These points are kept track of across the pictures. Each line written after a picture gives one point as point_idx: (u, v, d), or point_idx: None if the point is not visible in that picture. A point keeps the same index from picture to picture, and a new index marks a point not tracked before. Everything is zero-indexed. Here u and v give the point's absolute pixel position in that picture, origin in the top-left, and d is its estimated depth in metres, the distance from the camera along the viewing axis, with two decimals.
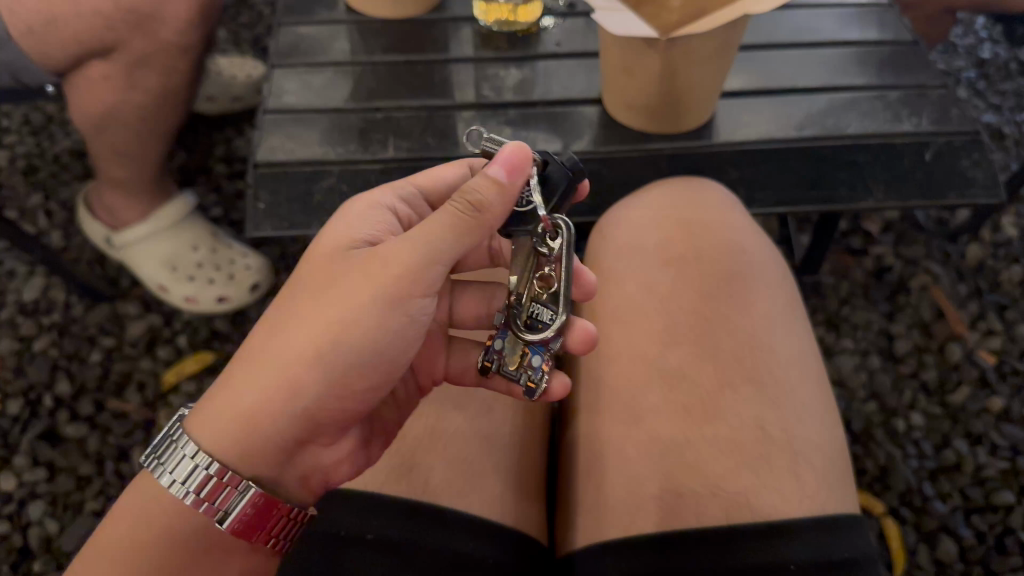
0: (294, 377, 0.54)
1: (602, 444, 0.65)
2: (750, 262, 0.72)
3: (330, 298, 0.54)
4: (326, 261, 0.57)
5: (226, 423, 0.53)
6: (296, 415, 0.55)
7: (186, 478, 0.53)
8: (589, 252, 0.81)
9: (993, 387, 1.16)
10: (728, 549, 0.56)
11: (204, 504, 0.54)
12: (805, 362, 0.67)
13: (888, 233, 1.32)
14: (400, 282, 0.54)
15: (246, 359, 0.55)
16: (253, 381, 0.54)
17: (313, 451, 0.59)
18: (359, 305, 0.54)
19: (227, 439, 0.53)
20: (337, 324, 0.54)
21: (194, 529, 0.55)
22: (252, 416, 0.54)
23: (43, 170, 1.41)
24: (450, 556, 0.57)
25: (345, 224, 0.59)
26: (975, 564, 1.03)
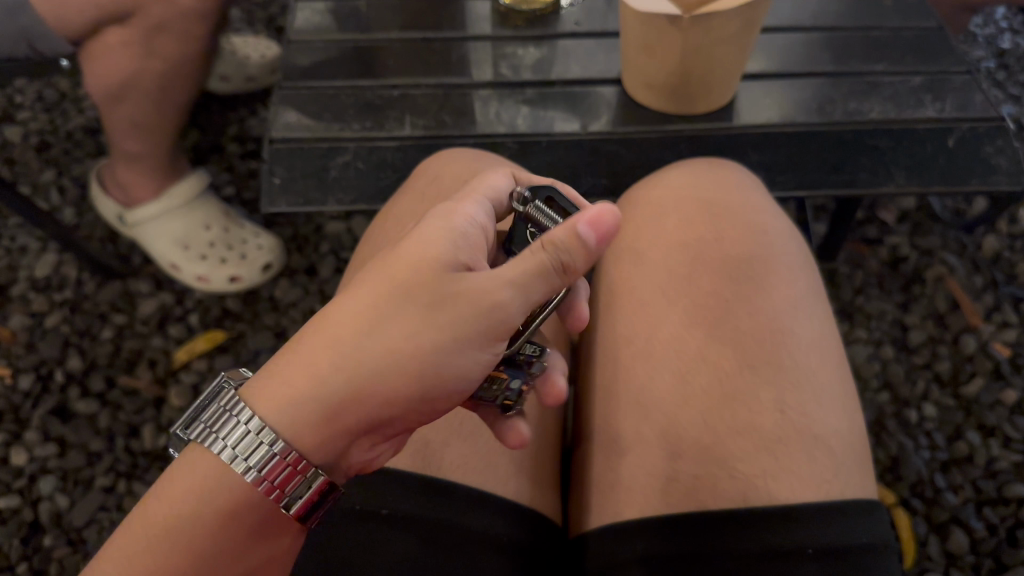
0: (367, 399, 0.46)
1: (619, 425, 0.65)
2: (772, 245, 0.72)
3: (404, 314, 0.46)
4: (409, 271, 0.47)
5: (283, 415, 0.45)
6: (353, 415, 0.46)
7: (246, 452, 0.45)
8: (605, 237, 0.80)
9: (1007, 379, 1.16)
10: (743, 530, 0.56)
11: (265, 484, 0.45)
12: (825, 346, 0.66)
13: (904, 223, 1.31)
14: (487, 319, 0.46)
15: (321, 339, 0.46)
16: (309, 377, 0.46)
17: (360, 446, 0.49)
18: (441, 344, 0.47)
19: (303, 438, 0.46)
20: (415, 361, 0.46)
21: (253, 515, 0.46)
22: (313, 421, 0.46)
23: (55, 147, 1.41)
24: (462, 533, 0.58)
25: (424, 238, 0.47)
26: (986, 557, 1.02)
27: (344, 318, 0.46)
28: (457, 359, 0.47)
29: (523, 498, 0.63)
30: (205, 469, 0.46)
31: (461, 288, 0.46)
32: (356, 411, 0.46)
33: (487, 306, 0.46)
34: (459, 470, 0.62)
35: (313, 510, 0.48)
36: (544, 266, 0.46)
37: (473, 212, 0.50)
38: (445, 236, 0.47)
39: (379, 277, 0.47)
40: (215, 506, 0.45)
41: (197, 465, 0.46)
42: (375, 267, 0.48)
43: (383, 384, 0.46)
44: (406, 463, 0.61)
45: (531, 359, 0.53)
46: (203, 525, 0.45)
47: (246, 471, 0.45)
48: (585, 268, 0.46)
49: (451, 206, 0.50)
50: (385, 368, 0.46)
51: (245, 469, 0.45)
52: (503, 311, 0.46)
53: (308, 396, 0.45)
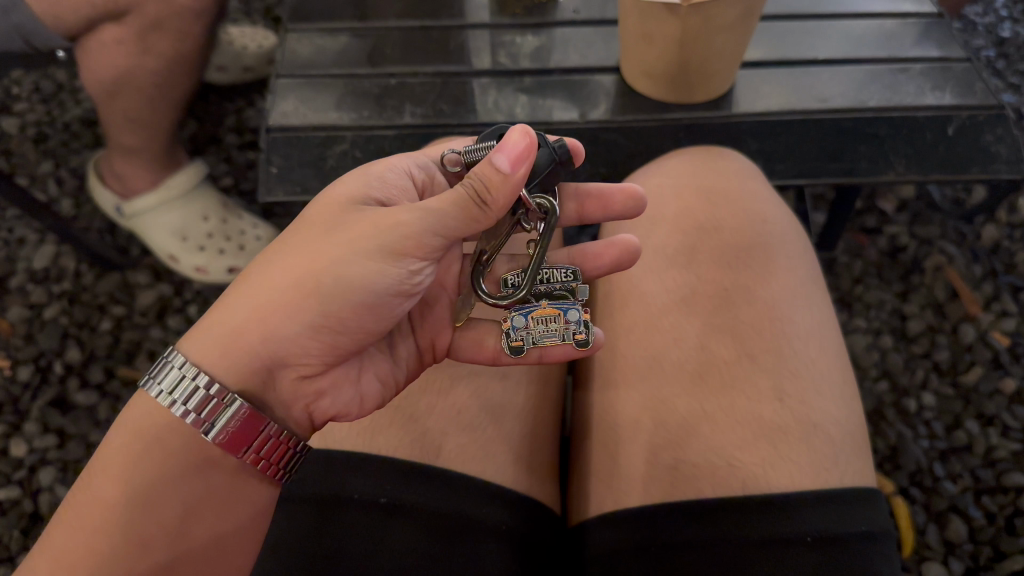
0: (273, 315, 0.53)
1: (618, 417, 0.65)
2: (773, 232, 0.71)
3: (308, 239, 0.54)
4: (331, 207, 0.56)
5: (204, 334, 0.53)
6: (270, 326, 0.53)
7: (171, 386, 0.52)
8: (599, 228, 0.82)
9: (1006, 368, 1.15)
10: (746, 519, 0.55)
11: (193, 419, 0.52)
12: (825, 334, 0.66)
13: (903, 212, 1.31)
14: (386, 233, 0.53)
15: (254, 273, 0.55)
16: (232, 300, 0.54)
17: (294, 376, 0.56)
18: (338, 257, 0.53)
19: (207, 350, 0.53)
20: (316, 276, 0.53)
21: (189, 451, 0.53)
22: (225, 339, 0.53)
23: (53, 138, 1.40)
24: (462, 521, 0.58)
25: (346, 185, 0.57)
26: (984, 546, 1.02)
27: (272, 250, 0.55)
28: (354, 268, 0.53)
29: (523, 486, 0.63)
30: (146, 412, 0.53)
31: (371, 215, 0.54)
32: (269, 328, 0.53)
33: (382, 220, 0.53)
34: (459, 459, 0.62)
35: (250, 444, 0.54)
36: (461, 197, 0.53)
37: (396, 161, 0.61)
38: (371, 181, 0.58)
39: (303, 219, 0.56)
40: (155, 442, 0.52)
41: (138, 408, 0.53)
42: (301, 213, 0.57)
43: (301, 302, 0.53)
44: (404, 451, 0.61)
45: (572, 287, 0.61)
46: (145, 461, 0.52)
47: (176, 405, 0.52)
48: (504, 200, 0.53)
49: (382, 159, 0.61)
50: (290, 285, 0.53)
51: (176, 403, 0.52)
52: (410, 226, 0.53)
53: (243, 319, 0.53)
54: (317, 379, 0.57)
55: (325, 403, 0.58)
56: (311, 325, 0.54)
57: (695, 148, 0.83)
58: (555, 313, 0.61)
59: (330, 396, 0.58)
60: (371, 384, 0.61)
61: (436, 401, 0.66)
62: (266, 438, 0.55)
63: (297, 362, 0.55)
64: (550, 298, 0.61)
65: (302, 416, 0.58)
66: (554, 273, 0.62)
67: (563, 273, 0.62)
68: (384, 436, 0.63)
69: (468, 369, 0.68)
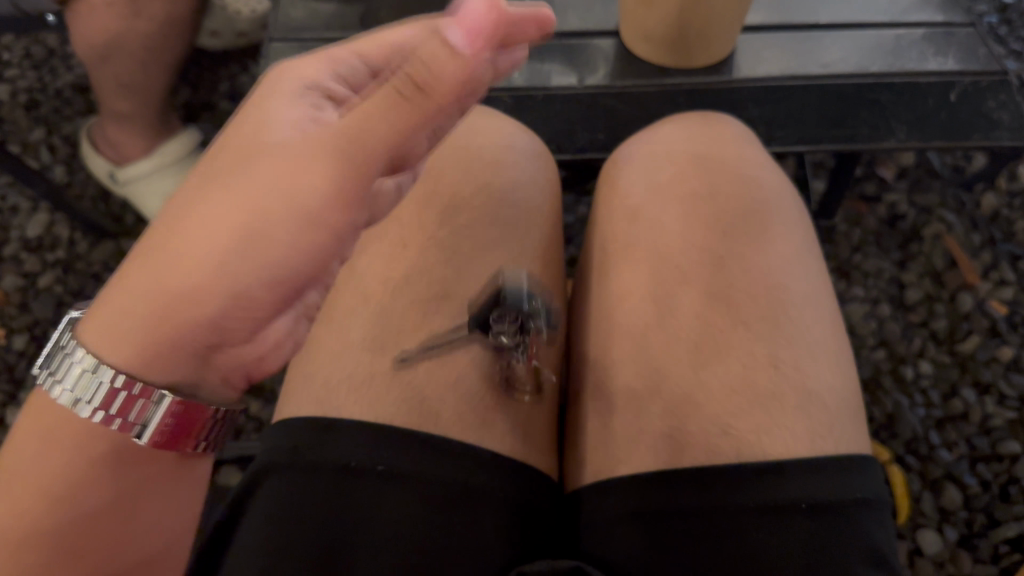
0: (206, 281, 0.47)
1: (612, 385, 0.65)
2: (767, 199, 0.71)
3: (251, 185, 0.48)
4: (244, 145, 0.50)
5: (124, 320, 0.46)
6: (199, 296, 0.47)
7: (80, 389, 0.45)
8: (592, 191, 0.80)
9: (1003, 337, 1.16)
10: (737, 486, 0.55)
11: (116, 422, 0.46)
12: (820, 300, 0.66)
13: (903, 180, 1.30)
14: (331, 161, 0.49)
15: (165, 237, 0.48)
16: (152, 267, 0.47)
17: (228, 347, 0.50)
18: (269, 197, 0.48)
19: (124, 337, 0.45)
20: (264, 231, 0.48)
21: (112, 453, 0.47)
22: (157, 321, 0.46)
23: (44, 105, 1.39)
24: (461, 489, 0.57)
25: (252, 121, 0.51)
26: (978, 513, 1.05)
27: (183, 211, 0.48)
28: (315, 227, 0.49)
29: (524, 453, 0.63)
30: (50, 419, 0.46)
31: (291, 139, 0.50)
32: (212, 302, 0.47)
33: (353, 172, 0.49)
34: (458, 426, 0.60)
35: (188, 435, 0.49)
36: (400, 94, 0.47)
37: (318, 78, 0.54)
38: (273, 108, 0.52)
39: (214, 163, 0.50)
40: (72, 455, 0.46)
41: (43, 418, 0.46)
42: (207, 157, 0.51)
43: (240, 257, 0.48)
44: (400, 419, 0.59)
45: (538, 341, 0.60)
46: (64, 473, 0.45)
47: (93, 412, 0.45)
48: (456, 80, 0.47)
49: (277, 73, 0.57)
50: (227, 243, 0.47)
51: (93, 409, 0.45)
52: (359, 151, 0.49)
53: (167, 292, 0.46)
54: (253, 346, 0.51)
55: (267, 361, 0.53)
56: (252, 286, 0.48)
57: (686, 113, 0.82)
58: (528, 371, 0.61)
59: (271, 355, 0.54)
60: (303, 332, 0.56)
61: (435, 366, 0.63)
62: (204, 423, 0.50)
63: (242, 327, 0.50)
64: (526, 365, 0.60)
65: (235, 384, 0.53)
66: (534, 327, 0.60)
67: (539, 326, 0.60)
68: (380, 404, 0.60)
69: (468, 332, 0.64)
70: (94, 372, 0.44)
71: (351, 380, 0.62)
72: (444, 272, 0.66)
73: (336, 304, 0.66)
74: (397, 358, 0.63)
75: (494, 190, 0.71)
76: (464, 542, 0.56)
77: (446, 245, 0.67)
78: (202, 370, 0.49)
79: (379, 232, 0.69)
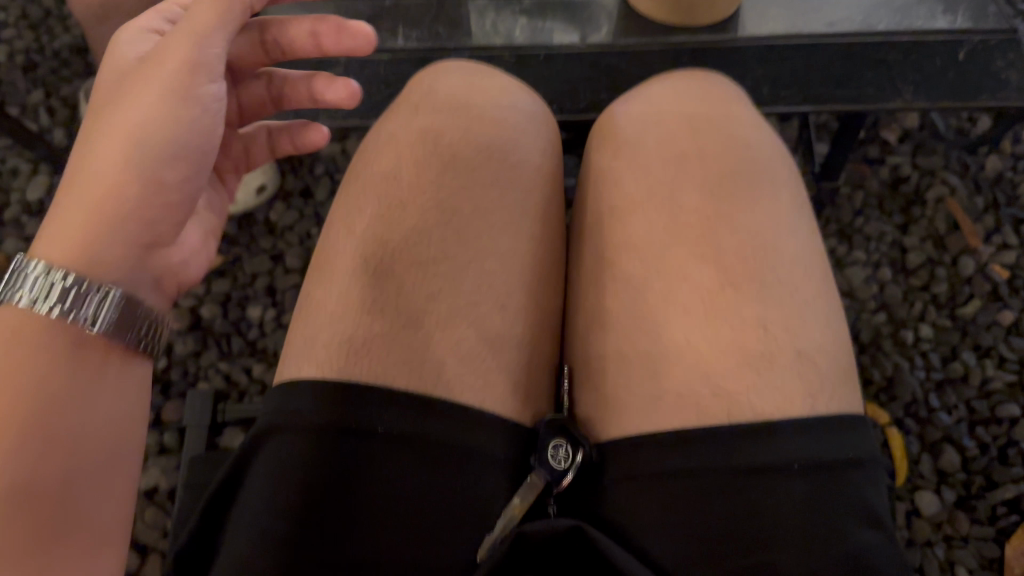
0: (125, 184, 0.56)
1: (606, 347, 0.65)
2: (759, 158, 0.70)
3: (124, 108, 0.57)
4: (105, 107, 0.59)
5: (68, 238, 0.54)
6: (132, 203, 0.56)
7: (41, 291, 0.52)
8: (586, 147, 0.79)
9: (1004, 301, 1.16)
10: (731, 449, 0.56)
11: (74, 314, 0.52)
12: (810, 260, 0.66)
13: (907, 142, 1.29)
14: (182, 74, 0.58)
15: (77, 180, 0.56)
16: (78, 201, 0.55)
17: (160, 248, 0.59)
18: (149, 109, 0.57)
19: (67, 250, 0.54)
20: (151, 131, 0.57)
21: (64, 354, 0.52)
22: (92, 233, 0.54)
23: (42, 67, 1.38)
24: (461, 451, 0.58)
25: (101, 97, 0.60)
26: (976, 475, 1.07)
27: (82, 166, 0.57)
28: (179, 126, 0.58)
29: (526, 414, 0.63)
30: (25, 330, 0.51)
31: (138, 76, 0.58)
32: (126, 192, 0.56)
33: (187, 71, 0.58)
34: (456, 389, 0.60)
35: (127, 330, 0.56)
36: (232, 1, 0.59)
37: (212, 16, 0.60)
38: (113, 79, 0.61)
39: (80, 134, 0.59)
40: (21, 362, 0.50)
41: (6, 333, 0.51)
42: (78, 140, 0.59)
43: (148, 158, 0.57)
44: (397, 380, 0.60)
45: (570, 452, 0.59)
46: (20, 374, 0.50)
47: (67, 317, 0.52)
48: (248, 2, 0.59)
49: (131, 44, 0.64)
50: (123, 164, 0.56)
51: (67, 312, 0.52)
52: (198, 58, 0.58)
53: (100, 203, 0.55)
54: (175, 251, 0.61)
55: (191, 276, 0.64)
56: (161, 187, 0.58)
57: (681, 70, 0.81)
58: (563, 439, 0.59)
59: (191, 263, 0.64)
60: (206, 250, 0.66)
61: (436, 329, 0.63)
62: (145, 325, 0.58)
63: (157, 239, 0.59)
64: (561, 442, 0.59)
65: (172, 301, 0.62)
66: (560, 451, 0.59)
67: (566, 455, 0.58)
68: (377, 364, 0.60)
69: (467, 294, 0.64)
70: (77, 283, 0.53)
71: (348, 342, 0.61)
72: (443, 234, 0.66)
73: (331, 266, 0.65)
74: (396, 321, 0.62)
75: (493, 151, 0.70)
76: (464, 503, 0.57)
77: (444, 206, 0.67)
78: (137, 268, 0.57)
79: (377, 193, 0.68)
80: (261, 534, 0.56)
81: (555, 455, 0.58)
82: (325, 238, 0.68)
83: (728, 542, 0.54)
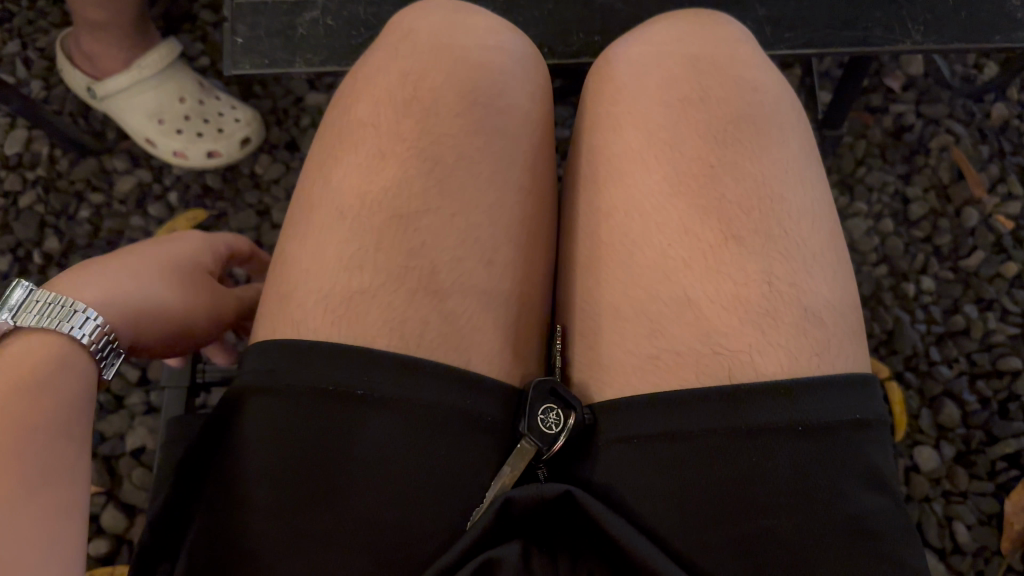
0: (172, 315, 0.61)
1: (600, 304, 0.62)
2: (766, 102, 0.66)
3: (188, 266, 0.64)
4: (179, 251, 0.65)
5: (132, 311, 0.57)
6: (163, 330, 0.60)
7: (77, 323, 0.51)
8: (583, 90, 0.75)
9: (1008, 253, 1.13)
10: (728, 408, 0.53)
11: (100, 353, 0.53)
12: (819, 210, 0.62)
13: (911, 90, 1.25)
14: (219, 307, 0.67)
15: (137, 263, 0.60)
16: (134, 282, 0.58)
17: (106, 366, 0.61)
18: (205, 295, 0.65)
19: (129, 324, 0.56)
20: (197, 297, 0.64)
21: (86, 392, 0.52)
22: (141, 319, 0.57)
23: (19, 17, 1.34)
24: (447, 412, 0.54)
25: (174, 242, 0.66)
26: (976, 429, 1.05)
27: (150, 263, 0.61)
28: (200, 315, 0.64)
29: (515, 373, 0.61)
30: (52, 359, 0.50)
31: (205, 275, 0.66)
32: (167, 308, 0.60)
33: (217, 315, 0.67)
34: (440, 348, 0.58)
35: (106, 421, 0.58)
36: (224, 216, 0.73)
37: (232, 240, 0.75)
38: (183, 242, 0.67)
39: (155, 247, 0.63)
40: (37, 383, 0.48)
41: (32, 352, 0.49)
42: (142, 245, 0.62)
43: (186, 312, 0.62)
44: (378, 340, 0.57)
45: (560, 419, 0.56)
46: (34, 396, 0.47)
47: (89, 346, 0.52)
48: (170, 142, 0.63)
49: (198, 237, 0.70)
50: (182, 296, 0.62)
51: (89, 341, 0.52)
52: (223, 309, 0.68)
53: (153, 305, 0.59)
54: None
55: None
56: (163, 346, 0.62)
57: (681, 11, 0.77)
58: (555, 405, 0.56)
59: None
60: None
61: (418, 285, 0.59)
62: None
63: (154, 325, 0.59)
64: (550, 408, 0.56)
65: None
66: (549, 417, 0.56)
67: (558, 422, 0.56)
68: (359, 326, 0.57)
69: (452, 249, 0.61)
70: (100, 317, 0.53)
71: (328, 303, 0.59)
72: (426, 185, 0.62)
73: (311, 223, 0.62)
74: (377, 278, 0.59)
75: (477, 96, 0.66)
76: (450, 467, 0.54)
77: (426, 155, 0.63)
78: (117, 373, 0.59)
79: (355, 142, 0.65)
80: (238, 503, 0.53)
81: (546, 420, 0.56)
82: (303, 191, 0.65)
83: (726, 506, 0.51)
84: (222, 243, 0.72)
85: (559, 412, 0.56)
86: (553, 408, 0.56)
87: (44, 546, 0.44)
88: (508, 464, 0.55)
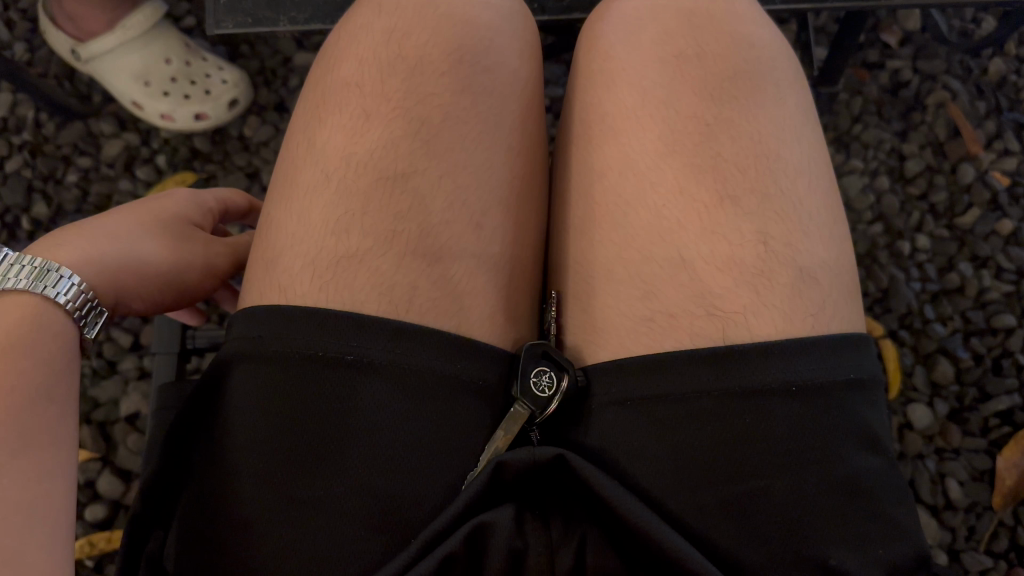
0: (160, 275, 0.60)
1: (592, 266, 0.62)
2: (761, 57, 0.65)
3: (178, 224, 0.64)
4: (171, 209, 0.64)
5: (111, 272, 0.56)
6: (153, 287, 0.60)
7: (53, 283, 0.51)
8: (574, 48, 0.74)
9: (1003, 210, 1.13)
10: (722, 370, 0.52)
11: (81, 313, 0.53)
12: (814, 169, 0.61)
13: (908, 45, 1.23)
14: (218, 266, 0.67)
15: (118, 224, 0.59)
16: (116, 244, 0.57)
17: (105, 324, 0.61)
18: (200, 258, 0.64)
19: (106, 284, 0.56)
20: (190, 255, 0.63)
21: (70, 352, 0.51)
22: (123, 277, 0.57)
23: None
24: (439, 377, 0.54)
25: (169, 199, 0.65)
26: (969, 386, 1.05)
27: (136, 222, 0.60)
28: (192, 278, 0.64)
29: (506, 335, 0.61)
30: (31, 318, 0.50)
31: (198, 233, 0.66)
32: (154, 268, 0.59)
33: (216, 274, 0.67)
34: (429, 313, 0.57)
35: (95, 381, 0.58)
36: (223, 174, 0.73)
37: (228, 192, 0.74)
38: (180, 198, 0.66)
39: (142, 208, 0.62)
40: (15, 345, 0.48)
41: (3, 318, 0.49)
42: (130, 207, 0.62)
43: (177, 271, 0.62)
44: (368, 305, 0.56)
45: (552, 381, 0.56)
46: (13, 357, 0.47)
47: (66, 306, 0.51)
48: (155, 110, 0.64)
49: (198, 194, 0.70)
50: (170, 254, 0.61)
51: (66, 301, 0.51)
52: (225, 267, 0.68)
53: (137, 264, 0.58)
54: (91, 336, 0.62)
55: None
56: (160, 303, 0.62)
57: None
58: (546, 368, 0.56)
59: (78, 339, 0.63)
60: None
61: (408, 248, 0.59)
62: None
63: (140, 286, 0.59)
64: (542, 370, 0.56)
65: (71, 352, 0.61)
66: (542, 380, 0.56)
67: (551, 384, 0.56)
68: (351, 291, 0.57)
69: (442, 211, 0.60)
70: (78, 280, 0.53)
71: (316, 267, 0.58)
72: (412, 146, 0.61)
73: (297, 186, 0.61)
74: (366, 241, 0.59)
75: (464, 54, 0.65)
76: (442, 430, 0.54)
77: (413, 116, 0.62)
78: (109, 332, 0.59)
79: (341, 102, 0.63)
80: (231, 470, 0.53)
81: (539, 383, 0.56)
82: (289, 154, 0.64)
83: (718, 468, 0.51)
84: (222, 202, 0.72)
85: (552, 374, 0.56)
86: (546, 370, 0.56)
87: (27, 508, 0.44)
88: (504, 427, 0.55)
